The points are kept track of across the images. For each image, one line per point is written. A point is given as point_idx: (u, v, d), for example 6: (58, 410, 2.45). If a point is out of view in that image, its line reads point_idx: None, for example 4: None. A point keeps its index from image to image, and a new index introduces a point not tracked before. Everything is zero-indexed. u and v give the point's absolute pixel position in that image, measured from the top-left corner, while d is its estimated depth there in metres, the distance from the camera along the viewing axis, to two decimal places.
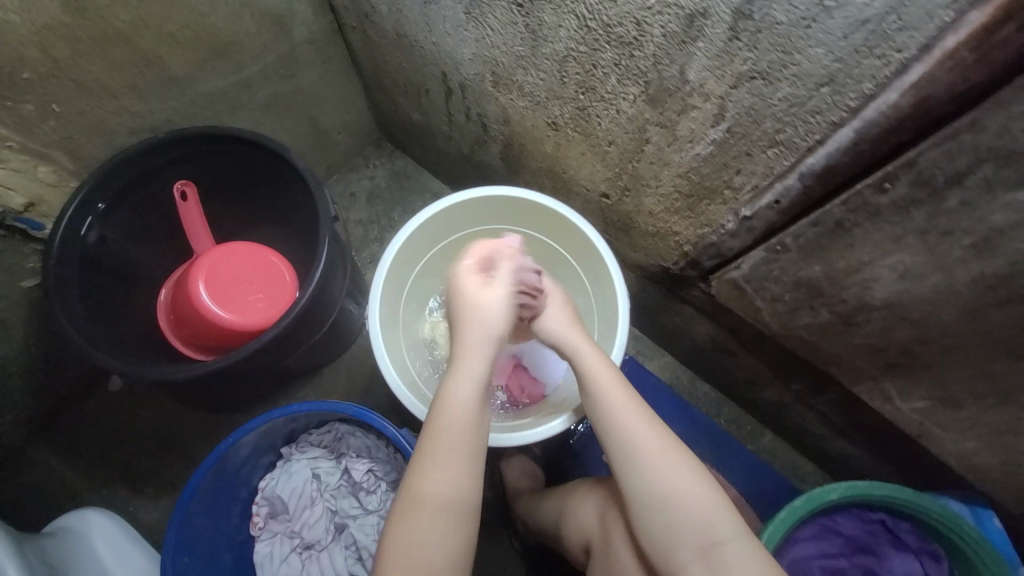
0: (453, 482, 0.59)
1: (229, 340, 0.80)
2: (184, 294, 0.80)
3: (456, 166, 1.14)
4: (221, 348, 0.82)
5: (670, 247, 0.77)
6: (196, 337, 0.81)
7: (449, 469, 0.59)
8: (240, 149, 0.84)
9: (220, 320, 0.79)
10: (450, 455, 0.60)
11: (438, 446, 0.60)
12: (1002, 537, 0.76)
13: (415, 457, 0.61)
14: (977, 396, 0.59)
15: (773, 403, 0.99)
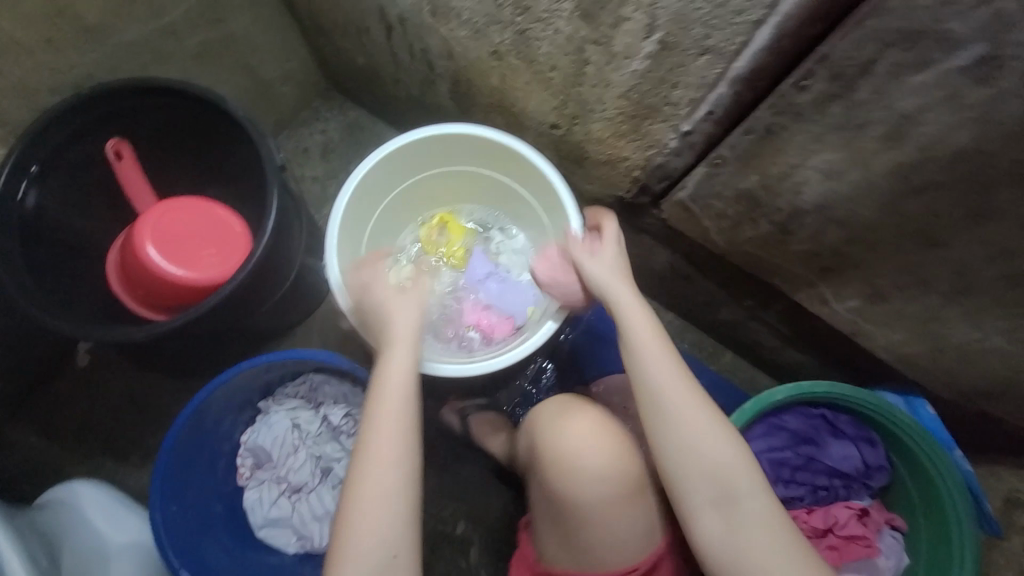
0: (404, 464, 0.61)
1: (185, 298, 0.80)
2: (133, 259, 0.79)
3: (408, 111, 1.11)
4: (179, 306, 0.81)
5: (621, 176, 0.76)
6: (152, 297, 0.81)
7: (393, 446, 0.61)
8: (172, 102, 0.80)
9: (173, 279, 0.78)
10: (397, 419, 0.63)
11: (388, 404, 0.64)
12: (934, 422, 0.83)
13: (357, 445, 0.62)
14: (901, 289, 0.64)
15: (729, 322, 1.05)
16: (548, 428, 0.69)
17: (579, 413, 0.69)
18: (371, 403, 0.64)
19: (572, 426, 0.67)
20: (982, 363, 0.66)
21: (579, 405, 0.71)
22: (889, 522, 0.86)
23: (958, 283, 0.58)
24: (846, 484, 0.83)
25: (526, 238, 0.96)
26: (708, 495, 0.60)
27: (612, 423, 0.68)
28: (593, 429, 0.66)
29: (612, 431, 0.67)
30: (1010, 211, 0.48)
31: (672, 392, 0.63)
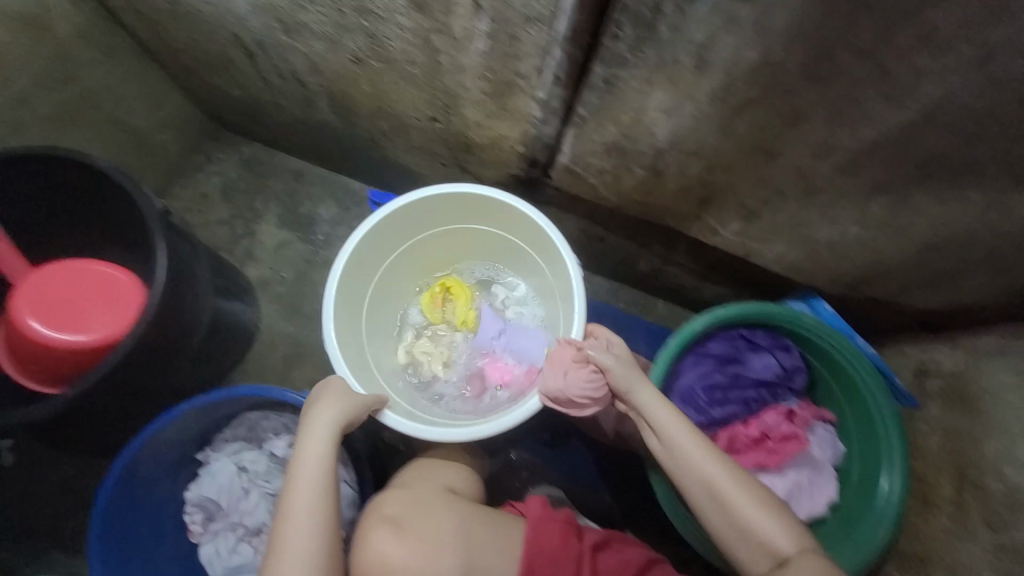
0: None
1: (75, 362, 0.77)
2: (19, 337, 0.76)
3: (300, 134, 1.11)
4: (72, 373, 0.78)
5: (508, 152, 0.82)
6: (43, 371, 0.78)
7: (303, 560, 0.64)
8: (28, 170, 0.75)
9: (59, 344, 0.76)
10: (305, 513, 0.66)
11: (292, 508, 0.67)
12: (834, 317, 0.92)
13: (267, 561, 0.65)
14: (766, 203, 0.71)
15: (650, 272, 1.11)
16: (353, 554, 0.69)
17: (378, 534, 0.68)
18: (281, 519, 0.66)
19: (375, 553, 0.67)
20: (850, 253, 0.74)
21: (380, 519, 0.70)
22: (821, 417, 0.94)
23: (804, 186, 0.65)
24: (771, 391, 0.91)
25: (529, 285, 0.95)
26: (763, 569, 0.67)
27: (409, 529, 0.68)
28: (394, 548, 0.66)
29: (414, 539, 0.67)
30: (815, 111, 0.55)
31: (671, 439, 0.73)
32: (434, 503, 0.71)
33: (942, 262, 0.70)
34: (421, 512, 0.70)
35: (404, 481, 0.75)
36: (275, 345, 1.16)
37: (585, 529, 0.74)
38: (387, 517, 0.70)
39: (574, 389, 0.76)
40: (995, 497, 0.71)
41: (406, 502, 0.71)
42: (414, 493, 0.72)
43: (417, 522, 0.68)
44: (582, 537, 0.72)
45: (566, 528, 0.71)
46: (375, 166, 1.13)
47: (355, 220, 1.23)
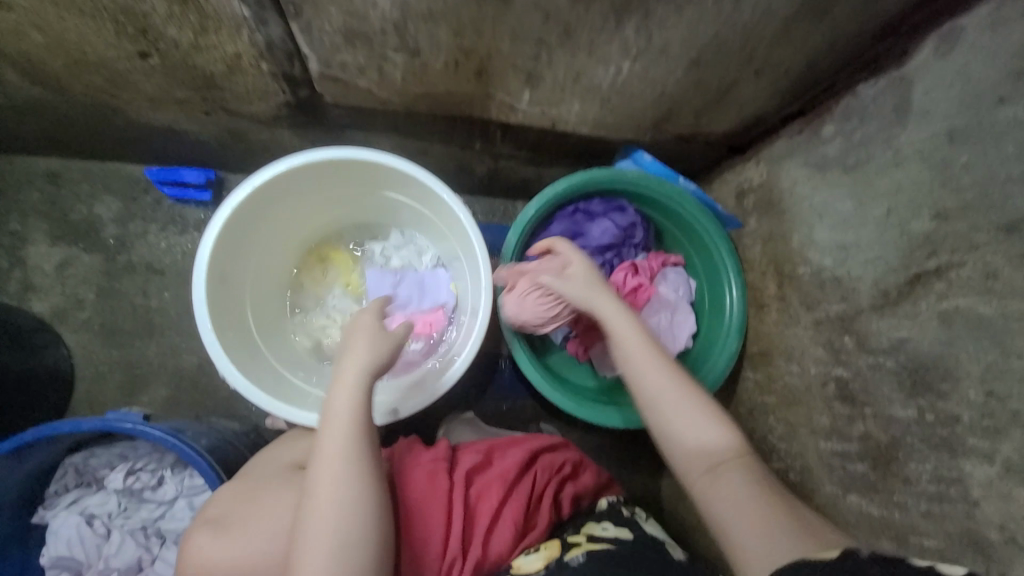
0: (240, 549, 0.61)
1: None
2: None
3: (15, 121, 0.89)
4: None
5: (257, 75, 0.70)
6: None
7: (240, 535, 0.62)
8: None
9: None
10: (351, 411, 0.62)
11: (338, 414, 0.62)
12: (655, 164, 0.93)
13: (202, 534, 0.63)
14: (535, 59, 0.66)
15: (488, 174, 1.06)
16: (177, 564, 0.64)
17: (196, 536, 0.63)
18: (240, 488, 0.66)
19: (192, 557, 0.62)
20: (636, 91, 0.73)
21: (200, 522, 0.64)
22: (668, 262, 0.99)
23: (556, 27, 0.60)
24: (616, 252, 0.94)
25: (406, 230, 0.94)
26: (696, 473, 0.63)
27: (234, 526, 0.62)
28: (210, 550, 0.61)
29: (237, 533, 0.62)
30: None
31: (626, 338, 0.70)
32: (273, 488, 0.65)
33: (714, 76, 0.71)
34: (248, 502, 0.64)
35: (245, 472, 0.69)
36: (106, 376, 1.01)
37: (459, 458, 0.72)
38: (208, 518, 0.64)
39: (528, 313, 0.82)
40: (805, 281, 0.80)
41: (233, 497, 0.65)
42: (246, 483, 0.66)
43: (241, 517, 0.63)
44: (453, 469, 0.70)
45: (434, 466, 0.69)
46: (136, 138, 0.94)
47: (147, 210, 1.05)
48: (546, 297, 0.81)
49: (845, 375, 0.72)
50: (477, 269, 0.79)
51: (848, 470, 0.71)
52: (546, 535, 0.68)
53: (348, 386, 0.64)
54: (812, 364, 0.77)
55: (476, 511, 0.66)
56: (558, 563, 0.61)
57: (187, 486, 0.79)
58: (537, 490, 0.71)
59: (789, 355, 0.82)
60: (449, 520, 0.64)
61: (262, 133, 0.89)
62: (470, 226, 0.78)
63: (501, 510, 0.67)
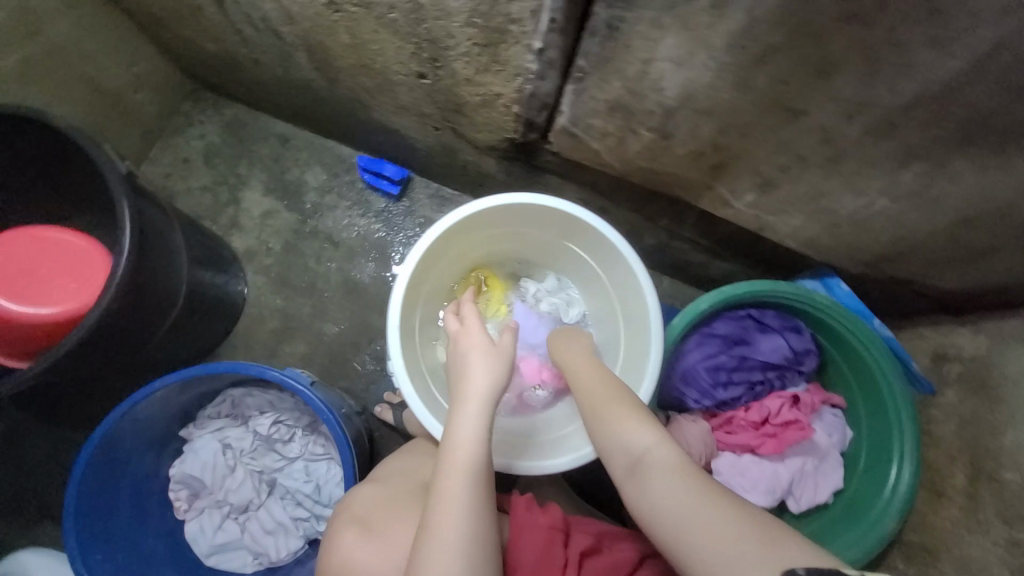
0: (371, 562, 0.65)
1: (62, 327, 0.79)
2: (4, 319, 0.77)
3: (282, 92, 1.05)
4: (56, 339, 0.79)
5: (502, 114, 0.75)
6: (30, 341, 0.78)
7: (370, 547, 0.66)
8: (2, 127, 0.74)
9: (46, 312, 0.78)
10: (472, 428, 0.63)
11: (463, 425, 0.63)
12: (851, 299, 0.85)
13: (338, 534, 0.69)
14: (784, 170, 0.63)
15: (655, 247, 1.04)
16: (324, 548, 0.70)
17: (343, 534, 0.68)
18: (364, 499, 0.71)
19: (339, 553, 0.67)
20: (874, 228, 0.67)
21: (348, 518, 0.70)
22: (828, 402, 0.89)
23: (829, 150, 0.58)
24: (779, 374, 0.88)
25: (568, 282, 0.95)
26: None
27: (378, 531, 0.67)
28: (356, 549, 0.66)
29: (378, 540, 0.66)
30: (848, 59, 0.48)
31: (639, 438, 0.60)
32: (406, 504, 0.69)
33: (974, 237, 0.64)
34: (388, 510, 0.69)
35: (380, 477, 0.74)
36: (264, 319, 1.13)
37: (573, 534, 0.71)
38: (355, 518, 0.69)
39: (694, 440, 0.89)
40: (1014, 491, 0.67)
41: (376, 501, 0.70)
42: (384, 493, 0.71)
43: (383, 524, 0.67)
44: (568, 544, 0.69)
45: (550, 535, 0.69)
46: (363, 130, 1.06)
47: (344, 188, 1.17)
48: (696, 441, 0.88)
49: None
50: (645, 358, 0.78)
51: None
52: None
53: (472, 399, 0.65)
54: None
55: None
56: None
57: (309, 451, 0.85)
58: None
59: (964, 565, 0.69)
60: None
61: (471, 155, 0.95)
62: (654, 306, 0.76)
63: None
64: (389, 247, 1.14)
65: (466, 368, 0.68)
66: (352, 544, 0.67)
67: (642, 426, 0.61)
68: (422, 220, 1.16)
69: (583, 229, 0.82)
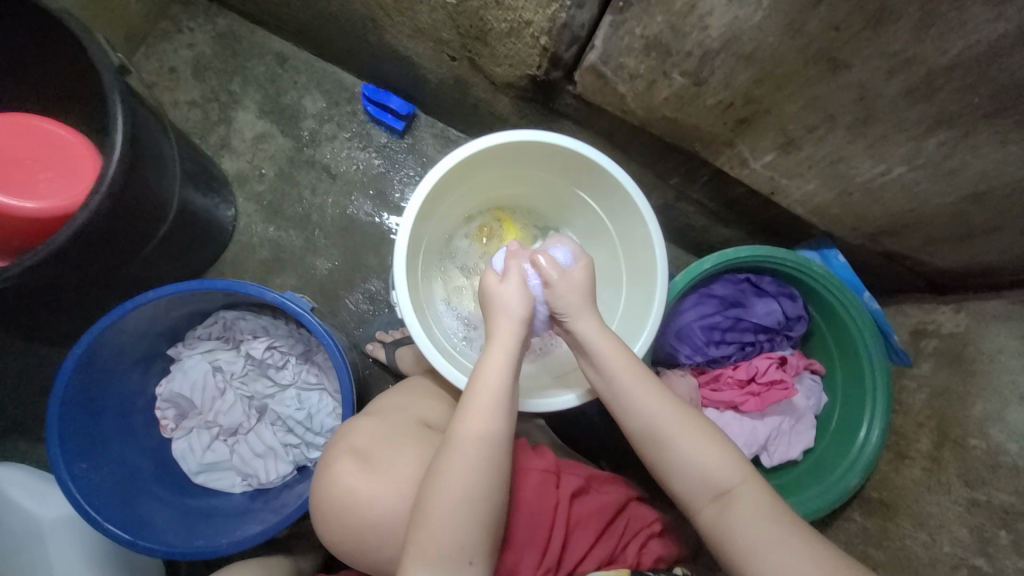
0: (369, 492, 0.66)
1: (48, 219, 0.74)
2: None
3: (286, 3, 0.97)
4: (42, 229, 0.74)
5: (529, 46, 0.72)
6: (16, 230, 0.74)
7: (369, 481, 0.66)
8: None
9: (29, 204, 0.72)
10: (491, 408, 0.62)
11: (479, 407, 0.62)
12: (845, 270, 0.88)
13: (332, 464, 0.69)
14: (810, 130, 0.63)
15: (659, 208, 1.03)
16: (317, 478, 0.70)
17: (340, 464, 0.68)
18: (357, 431, 0.72)
19: (335, 481, 0.68)
20: (884, 197, 0.68)
21: (344, 449, 0.70)
22: (810, 367, 0.94)
23: (860, 110, 0.58)
24: (769, 337, 0.91)
25: (576, 233, 0.94)
26: None
27: (376, 465, 0.67)
28: (353, 478, 0.67)
29: (377, 473, 0.67)
30: (906, 8, 0.47)
31: (719, 469, 0.61)
32: (406, 441, 0.70)
33: (977, 214, 0.66)
34: (388, 445, 0.69)
35: (378, 412, 0.75)
36: (254, 248, 1.09)
37: (566, 474, 0.73)
38: (352, 448, 0.70)
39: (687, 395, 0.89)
40: (973, 454, 0.72)
41: (373, 435, 0.71)
42: (383, 428, 0.72)
43: (383, 457, 0.68)
44: (561, 484, 0.71)
45: (544, 478, 0.70)
46: (370, 54, 1.00)
47: (345, 117, 1.11)
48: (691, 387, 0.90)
49: (984, 568, 0.66)
50: (647, 311, 0.77)
51: None
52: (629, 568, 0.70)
53: (495, 382, 0.64)
54: (946, 540, 0.71)
55: (577, 532, 0.69)
56: None
57: (302, 380, 0.84)
58: (627, 534, 0.72)
59: (919, 519, 0.75)
60: (553, 533, 0.68)
61: (484, 92, 0.91)
62: (661, 259, 0.76)
63: (597, 538, 0.69)
64: (388, 184, 1.10)
65: (492, 353, 0.65)
66: (349, 475, 0.67)
67: (720, 449, 0.63)
68: (424, 160, 1.11)
69: (597, 177, 0.81)
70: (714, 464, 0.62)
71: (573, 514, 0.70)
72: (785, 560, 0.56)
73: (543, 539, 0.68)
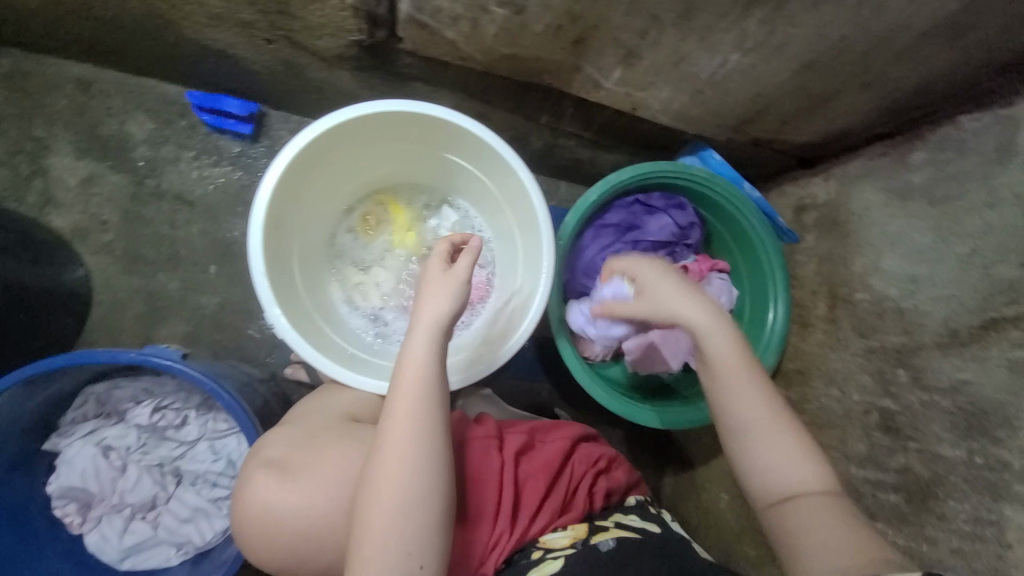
0: (293, 503, 0.62)
1: None
2: None
3: (58, 18, 0.82)
4: None
5: (335, 8, 0.64)
6: None
7: (292, 490, 0.62)
8: None
9: None
10: (422, 391, 0.61)
11: (406, 395, 0.61)
12: (723, 165, 0.90)
13: (265, 465, 0.64)
14: (642, 35, 0.61)
15: (543, 150, 1.01)
16: (235, 502, 0.65)
17: (257, 481, 0.64)
18: (286, 434, 0.68)
19: (256, 500, 0.63)
20: (731, 86, 0.68)
21: (260, 464, 0.65)
22: (716, 268, 0.95)
23: (678, 3, 0.56)
24: (669, 250, 0.92)
25: (460, 199, 0.90)
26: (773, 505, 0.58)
27: (298, 474, 0.63)
28: (275, 494, 0.62)
29: (297, 483, 0.63)
30: None
31: (794, 464, 0.59)
32: (330, 441, 0.66)
33: (817, 82, 0.67)
34: (309, 450, 0.66)
35: (296, 420, 0.70)
36: (125, 304, 0.97)
37: (508, 435, 0.73)
38: (267, 461, 0.65)
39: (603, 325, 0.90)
40: (860, 307, 0.77)
41: (293, 444, 0.67)
42: (303, 434, 0.68)
43: (304, 463, 0.64)
44: (503, 447, 0.71)
45: (486, 444, 0.70)
46: (181, 56, 0.87)
47: (183, 135, 0.99)
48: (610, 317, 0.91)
49: (892, 408, 0.72)
50: (540, 257, 0.76)
51: (878, 498, 0.71)
52: (580, 517, 0.70)
53: (420, 369, 0.62)
54: (855, 391, 0.77)
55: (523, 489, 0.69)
56: (586, 544, 0.65)
57: (211, 429, 0.78)
58: (574, 481, 0.72)
59: (831, 378, 0.81)
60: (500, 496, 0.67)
61: (320, 72, 0.83)
62: (537, 200, 0.74)
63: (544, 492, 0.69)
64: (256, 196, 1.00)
65: (414, 341, 0.64)
66: (271, 484, 0.63)
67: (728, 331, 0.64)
68: None
69: (455, 136, 0.76)
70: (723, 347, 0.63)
71: (516, 473, 0.69)
72: (838, 539, 0.54)
73: (490, 504, 0.67)
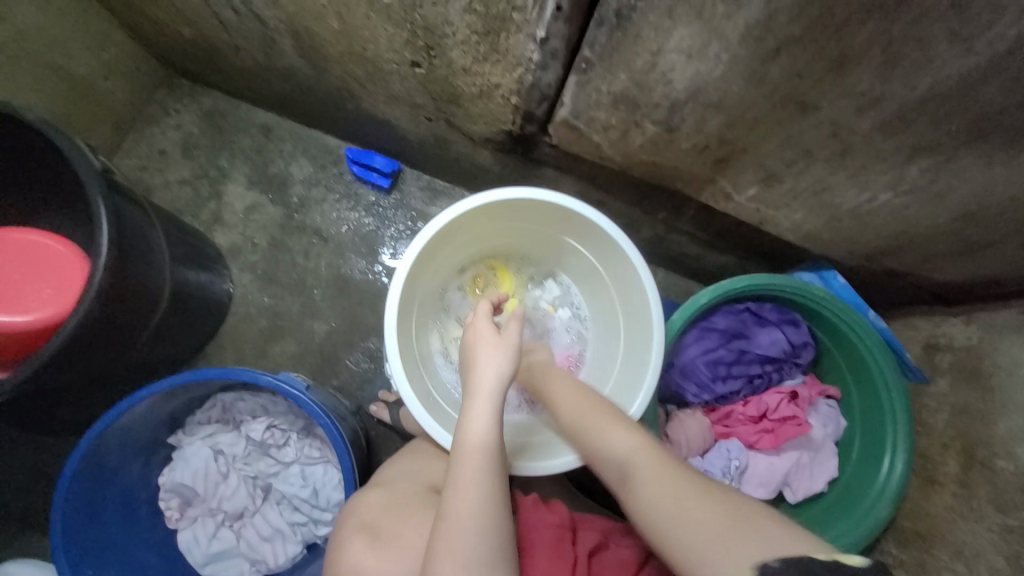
0: (384, 570, 0.63)
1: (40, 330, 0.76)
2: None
3: (265, 80, 1.00)
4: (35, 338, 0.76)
5: (500, 105, 0.72)
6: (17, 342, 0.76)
7: (383, 559, 0.64)
8: None
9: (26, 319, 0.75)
10: (484, 461, 0.61)
11: (470, 464, 0.61)
12: (847, 291, 0.86)
13: (349, 534, 0.67)
14: (789, 164, 0.63)
15: (651, 240, 1.03)
16: (330, 558, 0.68)
17: (351, 543, 0.66)
18: (363, 499, 0.70)
19: (349, 561, 0.66)
20: (874, 221, 0.67)
21: (353, 526, 0.68)
22: (825, 394, 0.91)
23: (837, 145, 0.57)
24: (777, 367, 0.89)
25: (569, 278, 0.94)
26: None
27: (389, 541, 0.65)
28: (367, 559, 0.65)
29: (387, 550, 0.64)
30: (867, 51, 0.47)
31: (697, 532, 0.52)
32: (416, 510, 0.68)
33: (973, 231, 0.64)
34: (396, 516, 0.68)
35: (384, 482, 0.73)
36: (252, 317, 1.09)
37: (581, 530, 0.71)
38: (360, 525, 0.68)
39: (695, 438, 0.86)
40: (1002, 477, 0.68)
41: (381, 507, 0.69)
42: (390, 498, 0.70)
43: (393, 532, 0.66)
44: (576, 542, 0.69)
45: (559, 534, 0.69)
46: (350, 119, 1.01)
47: (332, 180, 1.13)
48: (706, 428, 0.88)
49: None
50: (648, 356, 0.76)
51: None
52: None
53: (483, 436, 0.62)
54: (989, 575, 0.66)
55: None
56: None
57: (305, 455, 0.83)
58: None
59: (958, 551, 0.71)
60: None
61: (465, 147, 0.92)
62: (655, 301, 0.75)
63: None
64: (379, 241, 1.11)
65: (474, 409, 0.64)
66: (364, 553, 0.65)
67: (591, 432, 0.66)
68: (414, 214, 1.12)
69: (582, 227, 0.80)
70: (614, 437, 0.64)
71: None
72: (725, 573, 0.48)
73: None
